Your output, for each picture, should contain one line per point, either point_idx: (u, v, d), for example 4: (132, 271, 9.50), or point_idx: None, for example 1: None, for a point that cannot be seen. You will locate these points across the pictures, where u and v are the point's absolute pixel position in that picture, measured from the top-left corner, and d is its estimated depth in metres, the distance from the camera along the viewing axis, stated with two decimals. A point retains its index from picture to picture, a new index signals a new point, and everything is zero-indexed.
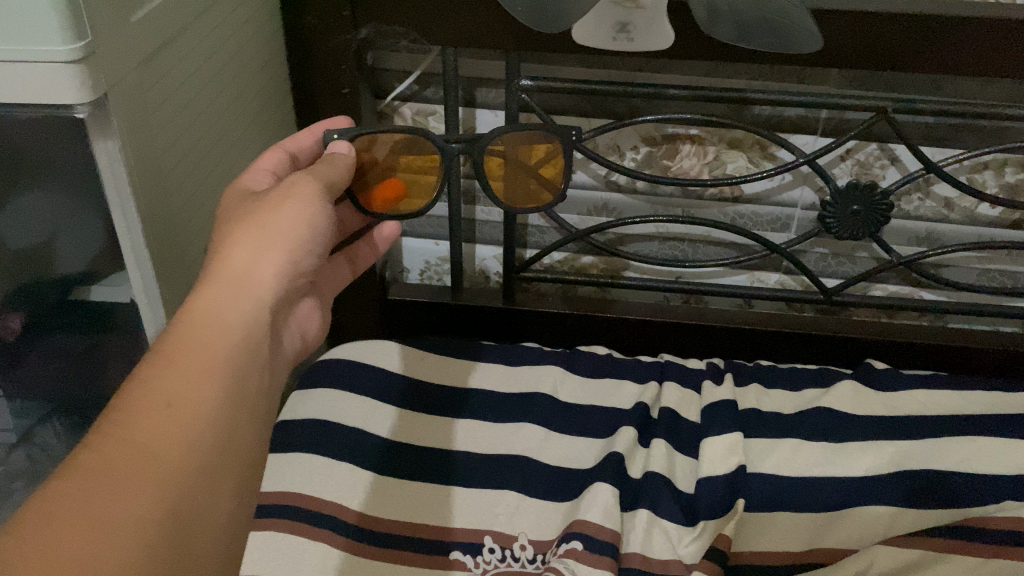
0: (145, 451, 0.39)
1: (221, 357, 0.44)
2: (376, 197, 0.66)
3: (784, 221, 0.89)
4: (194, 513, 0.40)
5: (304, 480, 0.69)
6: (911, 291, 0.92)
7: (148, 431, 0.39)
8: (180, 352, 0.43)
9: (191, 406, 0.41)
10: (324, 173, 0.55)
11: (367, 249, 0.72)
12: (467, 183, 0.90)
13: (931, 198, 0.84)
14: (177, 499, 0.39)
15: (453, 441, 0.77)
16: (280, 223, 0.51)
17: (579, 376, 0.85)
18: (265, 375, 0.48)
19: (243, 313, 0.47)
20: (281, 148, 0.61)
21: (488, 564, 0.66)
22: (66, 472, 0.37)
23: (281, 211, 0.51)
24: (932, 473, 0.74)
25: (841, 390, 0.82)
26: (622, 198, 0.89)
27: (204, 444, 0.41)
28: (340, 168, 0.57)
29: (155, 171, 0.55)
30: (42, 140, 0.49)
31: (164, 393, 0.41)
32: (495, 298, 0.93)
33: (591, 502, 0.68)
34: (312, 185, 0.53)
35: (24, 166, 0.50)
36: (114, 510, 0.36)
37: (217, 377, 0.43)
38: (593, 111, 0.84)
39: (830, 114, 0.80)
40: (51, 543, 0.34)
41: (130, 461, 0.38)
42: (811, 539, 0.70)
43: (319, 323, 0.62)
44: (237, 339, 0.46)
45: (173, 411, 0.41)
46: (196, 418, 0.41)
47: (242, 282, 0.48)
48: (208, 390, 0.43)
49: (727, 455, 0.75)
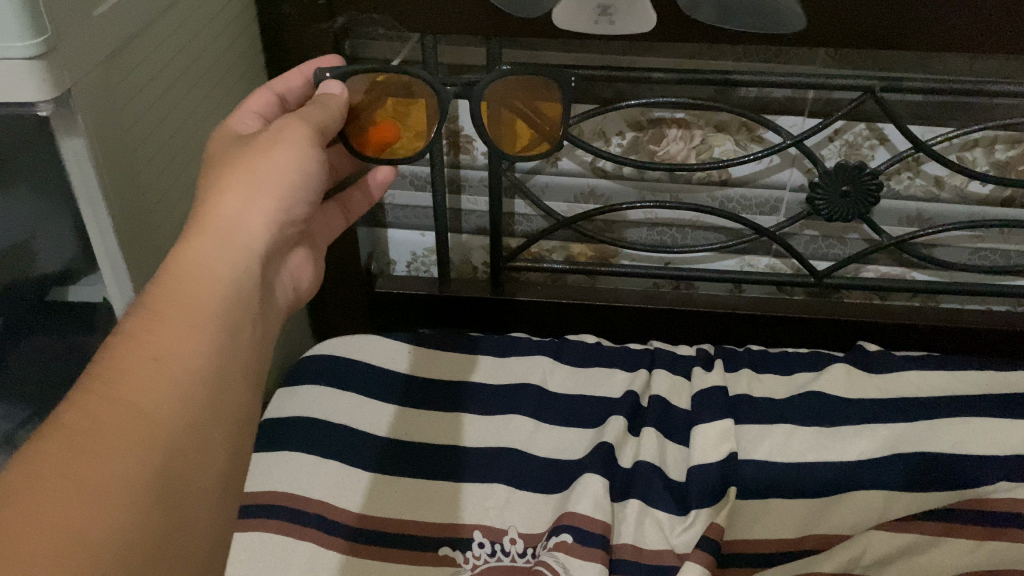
0: (131, 408, 0.36)
1: (208, 312, 0.42)
2: (369, 141, 0.64)
3: (773, 204, 0.87)
4: (183, 477, 0.37)
5: (292, 480, 0.69)
6: (902, 272, 0.91)
7: (136, 385, 0.37)
8: (169, 305, 0.41)
9: (183, 361, 0.39)
10: (315, 116, 0.53)
11: (360, 198, 0.70)
12: (452, 173, 0.89)
13: (921, 177, 0.83)
14: (168, 462, 0.36)
15: (443, 435, 0.76)
16: (269, 170, 0.48)
17: (568, 365, 0.83)
18: (258, 332, 0.45)
19: (234, 268, 0.45)
20: (268, 89, 0.59)
21: (478, 559, 0.65)
22: (50, 429, 0.34)
23: (271, 156, 0.49)
24: (926, 456, 0.73)
25: (834, 373, 0.81)
26: (610, 183, 0.87)
27: (196, 405, 0.39)
28: (332, 110, 0.55)
29: (126, 169, 0.54)
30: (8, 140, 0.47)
31: (153, 346, 0.39)
32: (483, 289, 0.92)
33: (581, 493, 0.67)
34: (302, 127, 0.51)
35: None
36: (98, 471, 0.33)
37: (206, 334, 0.41)
38: (578, 97, 0.82)
39: (816, 95, 0.79)
40: (32, 502, 0.31)
41: (118, 417, 0.35)
42: (804, 525, 0.69)
43: (312, 273, 0.60)
44: (227, 296, 0.43)
45: (160, 366, 0.38)
46: (185, 377, 0.39)
47: (229, 234, 0.46)
48: (195, 346, 0.40)
49: (719, 442, 0.74)
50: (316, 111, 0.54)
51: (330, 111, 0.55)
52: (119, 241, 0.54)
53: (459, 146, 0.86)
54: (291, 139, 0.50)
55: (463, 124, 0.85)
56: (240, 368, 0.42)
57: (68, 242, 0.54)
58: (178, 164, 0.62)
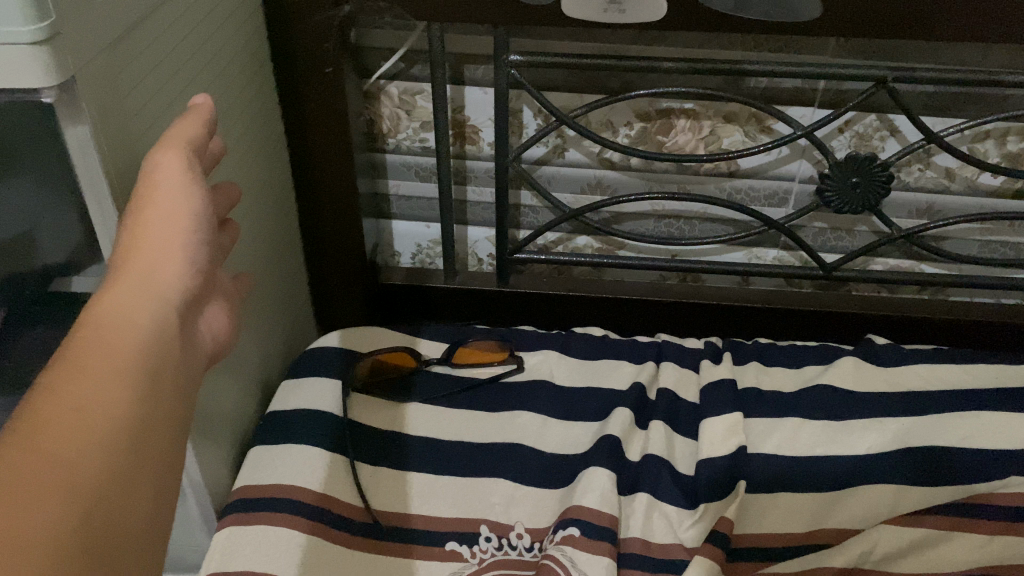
0: (56, 464, 0.32)
1: (126, 366, 0.37)
2: None
3: (782, 196, 0.86)
4: (98, 547, 0.32)
5: (296, 472, 0.68)
6: (911, 264, 0.90)
7: (51, 441, 0.32)
8: (74, 362, 0.36)
9: (100, 416, 0.34)
10: (187, 131, 0.46)
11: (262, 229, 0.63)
12: (457, 164, 0.88)
13: (932, 169, 0.82)
14: (89, 511, 0.32)
15: (448, 429, 0.75)
16: (169, 198, 0.43)
17: (574, 359, 0.82)
18: (177, 399, 0.40)
19: (165, 302, 0.42)
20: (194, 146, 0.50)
21: (485, 553, 0.65)
22: None
23: (169, 180, 0.43)
24: (936, 450, 0.73)
25: (842, 366, 0.81)
26: (617, 175, 0.86)
27: (154, 440, 0.37)
28: (204, 119, 0.48)
29: (131, 159, 0.53)
30: (11, 128, 0.47)
31: (68, 399, 0.34)
32: (488, 281, 0.91)
33: (588, 487, 0.67)
34: (179, 146, 0.45)
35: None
36: (30, 514, 0.29)
37: (125, 388, 0.36)
38: (585, 87, 0.81)
39: (827, 85, 0.78)
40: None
41: (31, 473, 0.31)
42: (813, 520, 0.69)
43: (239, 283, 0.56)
44: (161, 332, 0.40)
45: (82, 415, 0.34)
46: (105, 430, 0.34)
47: (147, 276, 0.42)
48: (117, 402, 0.35)
49: (727, 436, 0.73)
50: (184, 125, 0.47)
51: (201, 116, 0.48)
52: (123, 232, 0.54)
53: (464, 137, 0.86)
54: (169, 163, 0.44)
55: (469, 114, 0.84)
56: (159, 438, 0.37)
57: (71, 232, 0.53)
58: None
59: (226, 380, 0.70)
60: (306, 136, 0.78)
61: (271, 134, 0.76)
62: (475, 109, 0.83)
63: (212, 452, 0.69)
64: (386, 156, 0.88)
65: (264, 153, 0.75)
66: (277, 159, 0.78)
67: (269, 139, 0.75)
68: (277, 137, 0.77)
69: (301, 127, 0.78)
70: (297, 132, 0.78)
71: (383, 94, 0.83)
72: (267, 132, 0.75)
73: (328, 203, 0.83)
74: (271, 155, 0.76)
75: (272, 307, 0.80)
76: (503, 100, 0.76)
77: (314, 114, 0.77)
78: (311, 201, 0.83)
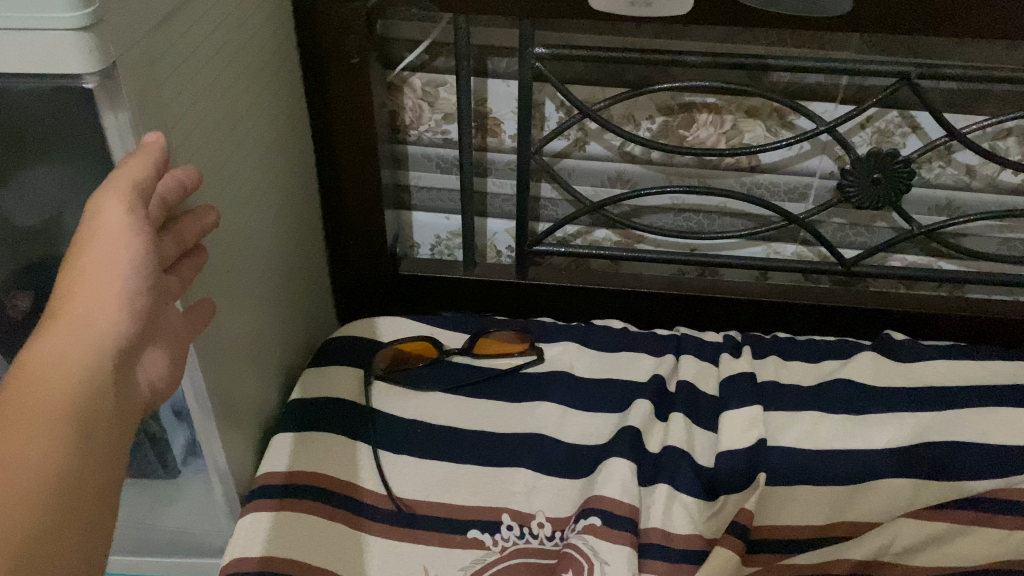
0: None
1: (45, 429, 0.34)
2: None
3: (802, 191, 0.87)
4: None
5: (322, 461, 0.69)
6: (929, 261, 0.91)
7: None
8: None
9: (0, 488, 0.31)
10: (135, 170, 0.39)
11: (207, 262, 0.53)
12: (479, 156, 0.89)
13: (953, 166, 0.82)
14: None
15: (469, 418, 0.75)
16: (105, 243, 0.37)
17: (594, 351, 0.82)
18: (105, 458, 0.36)
19: (103, 351, 0.37)
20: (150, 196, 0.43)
21: (507, 541, 0.65)
22: None
23: (105, 221, 0.37)
24: (954, 445, 0.73)
25: (861, 361, 0.81)
26: (637, 168, 0.87)
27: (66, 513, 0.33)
28: (154, 155, 0.41)
29: (169, 146, 0.53)
30: (54, 112, 0.47)
31: None
32: (508, 273, 0.91)
33: (609, 477, 0.67)
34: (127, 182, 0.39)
35: (39, 137, 0.49)
36: None
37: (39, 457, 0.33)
38: (608, 80, 0.81)
39: (850, 81, 0.79)
40: None
41: None
42: (832, 513, 0.69)
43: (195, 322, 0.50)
44: (91, 387, 0.36)
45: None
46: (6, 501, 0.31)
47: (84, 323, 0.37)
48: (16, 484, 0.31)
49: (747, 429, 0.74)
50: (131, 163, 0.40)
51: (151, 152, 0.41)
52: None
53: (486, 129, 0.86)
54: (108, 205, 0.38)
55: (491, 107, 0.84)
56: (76, 502, 0.34)
57: None
58: (222, 143, 0.61)
59: (250, 367, 0.71)
60: (330, 126, 0.79)
61: (296, 124, 0.76)
62: (498, 101, 0.84)
63: (235, 438, 0.69)
64: (408, 148, 0.89)
65: (289, 143, 0.75)
66: (301, 148, 0.78)
67: (294, 128, 0.76)
68: (301, 126, 0.78)
69: (326, 117, 0.78)
70: (322, 122, 0.79)
71: (407, 86, 0.83)
72: (292, 122, 0.75)
73: (351, 194, 0.84)
74: (296, 144, 0.77)
75: (294, 296, 0.80)
76: (527, 92, 0.77)
77: (339, 105, 0.77)
78: (333, 191, 0.84)
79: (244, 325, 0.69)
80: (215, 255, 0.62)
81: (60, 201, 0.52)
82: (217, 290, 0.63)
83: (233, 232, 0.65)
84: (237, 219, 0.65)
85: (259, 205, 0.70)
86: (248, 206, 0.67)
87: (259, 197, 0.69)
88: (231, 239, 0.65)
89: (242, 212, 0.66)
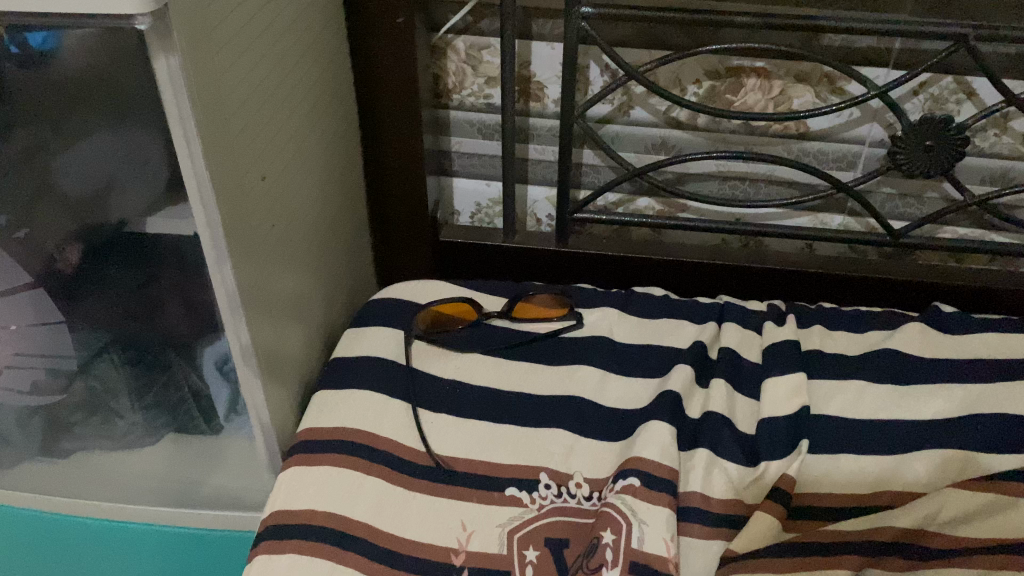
0: None
1: None
2: None
3: (851, 159, 0.85)
4: None
5: (361, 416, 0.69)
6: (981, 234, 0.88)
7: None
8: None
9: None
10: None
11: None
12: (521, 121, 0.88)
13: (1009, 134, 0.80)
14: None
15: (508, 379, 0.75)
16: None
17: (634, 317, 0.82)
18: None
19: None
20: None
21: (545, 500, 0.65)
22: None
23: None
24: (1005, 418, 0.71)
25: (908, 333, 0.79)
26: (682, 134, 0.86)
27: None
28: None
29: (217, 96, 0.53)
30: (115, 58, 0.49)
31: None
32: (548, 240, 0.91)
33: (648, 440, 0.67)
34: None
35: (107, 98, 0.53)
36: None
37: None
38: (654, 43, 0.80)
39: (904, 44, 0.77)
40: None
41: None
42: (877, 483, 0.68)
43: None
44: None
45: None
46: None
47: None
48: None
49: (790, 396, 0.73)
50: None
51: None
52: (210, 171, 0.53)
53: (529, 93, 0.86)
54: None
55: (535, 71, 0.84)
56: None
57: (159, 173, 0.55)
58: (267, 99, 0.61)
59: (293, 324, 0.71)
60: (375, 86, 0.79)
61: (340, 84, 0.76)
62: (542, 65, 0.83)
63: (279, 394, 0.69)
64: (450, 113, 0.89)
65: (333, 103, 0.75)
66: (345, 109, 0.78)
67: (338, 87, 0.76)
68: (345, 87, 0.78)
69: (371, 77, 0.79)
70: (366, 82, 0.79)
71: (451, 49, 0.84)
72: (337, 81, 0.75)
73: (393, 156, 0.84)
74: (340, 105, 0.77)
75: (336, 256, 0.81)
76: (572, 54, 0.76)
77: (384, 65, 0.78)
78: (377, 152, 0.84)
79: (288, 282, 0.69)
80: (260, 210, 0.62)
81: (120, 162, 0.56)
82: (262, 245, 0.63)
83: (278, 188, 0.65)
84: (282, 175, 0.66)
85: (304, 162, 0.70)
86: (293, 163, 0.67)
87: (303, 155, 0.69)
88: (277, 195, 0.65)
89: (287, 168, 0.66)
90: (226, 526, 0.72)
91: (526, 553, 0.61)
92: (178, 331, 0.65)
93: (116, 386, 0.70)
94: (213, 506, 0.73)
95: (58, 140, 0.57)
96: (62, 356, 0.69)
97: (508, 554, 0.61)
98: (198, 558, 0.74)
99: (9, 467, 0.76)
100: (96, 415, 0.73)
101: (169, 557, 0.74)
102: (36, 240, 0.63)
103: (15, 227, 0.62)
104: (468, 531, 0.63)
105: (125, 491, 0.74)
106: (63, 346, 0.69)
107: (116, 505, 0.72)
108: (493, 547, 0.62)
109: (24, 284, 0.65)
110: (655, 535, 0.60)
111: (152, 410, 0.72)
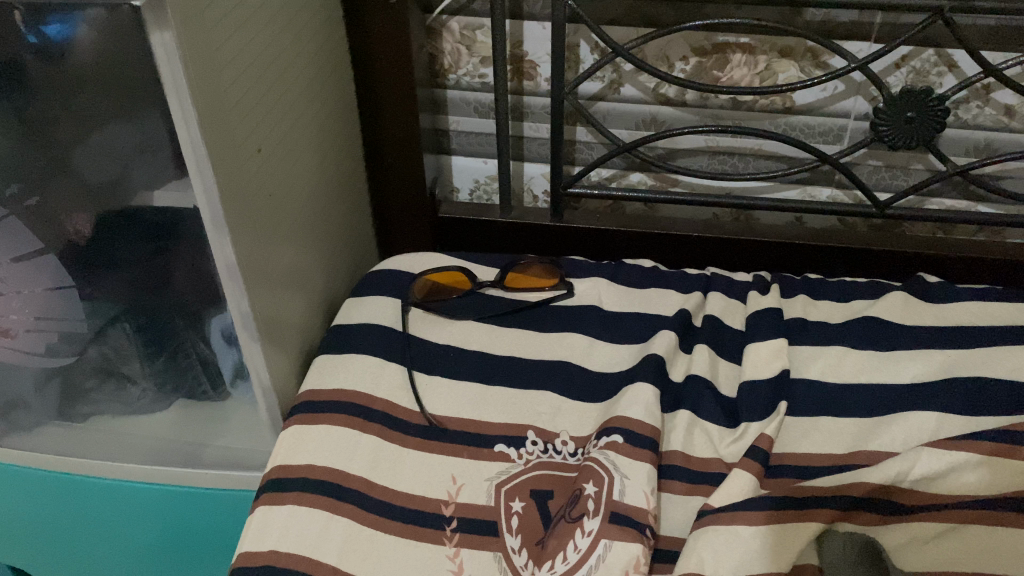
0: None
1: None
2: None
3: (837, 132, 0.87)
4: None
5: (357, 378, 0.72)
6: (967, 205, 0.90)
7: None
8: None
9: None
10: None
11: None
12: (515, 99, 0.91)
13: (991, 105, 0.82)
14: None
15: (499, 345, 0.78)
16: None
17: (623, 287, 0.85)
18: None
19: None
20: None
21: (531, 455, 0.69)
22: None
23: None
24: (982, 379, 0.73)
25: (891, 300, 0.81)
26: (671, 110, 0.88)
27: None
28: None
29: (212, 74, 0.56)
30: (121, 36, 0.53)
31: None
32: (543, 215, 0.94)
33: (633, 400, 0.69)
34: None
35: (117, 85, 0.57)
36: None
37: None
38: (642, 21, 0.83)
39: (885, 18, 0.79)
40: None
41: None
42: (855, 442, 0.70)
43: None
44: None
45: None
46: None
47: None
48: None
49: (771, 360, 0.75)
50: None
51: None
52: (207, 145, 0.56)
53: (522, 72, 0.89)
54: None
55: (527, 49, 0.87)
56: None
57: (161, 146, 0.58)
58: (260, 77, 0.64)
59: (293, 294, 0.74)
60: (371, 65, 0.83)
61: (335, 65, 0.80)
62: (534, 44, 0.86)
63: (281, 360, 0.73)
64: (446, 92, 0.92)
65: (328, 83, 0.78)
66: (341, 90, 0.82)
67: (333, 68, 0.79)
68: (341, 67, 0.81)
69: (367, 56, 0.82)
70: (363, 61, 0.83)
71: (445, 30, 0.87)
72: (331, 64, 0.79)
73: (393, 133, 0.88)
74: (335, 85, 0.80)
75: (335, 231, 0.84)
76: (560, 33, 0.79)
77: (382, 47, 0.81)
78: (377, 130, 0.88)
79: (287, 254, 0.72)
80: (257, 183, 0.65)
81: (130, 145, 0.60)
82: (261, 217, 0.66)
83: (274, 163, 0.68)
84: (277, 148, 0.69)
85: (299, 139, 0.73)
86: (288, 139, 0.71)
87: (297, 133, 0.72)
88: (273, 168, 0.68)
89: (281, 143, 0.69)
90: (232, 485, 0.75)
91: (513, 504, 0.64)
92: (183, 297, 0.68)
93: (130, 353, 0.74)
94: (220, 466, 0.76)
95: (73, 127, 0.61)
96: (77, 320, 0.73)
97: (495, 505, 0.65)
98: (205, 515, 0.78)
99: (26, 429, 0.79)
100: (110, 380, 0.77)
101: (178, 514, 0.78)
102: (47, 209, 0.67)
103: (27, 195, 0.66)
104: (458, 484, 0.66)
105: (136, 451, 0.76)
106: (72, 309, 0.73)
107: (127, 466, 0.75)
108: (481, 499, 0.65)
109: (37, 250, 0.69)
110: (635, 488, 0.62)
111: (162, 376, 0.75)
